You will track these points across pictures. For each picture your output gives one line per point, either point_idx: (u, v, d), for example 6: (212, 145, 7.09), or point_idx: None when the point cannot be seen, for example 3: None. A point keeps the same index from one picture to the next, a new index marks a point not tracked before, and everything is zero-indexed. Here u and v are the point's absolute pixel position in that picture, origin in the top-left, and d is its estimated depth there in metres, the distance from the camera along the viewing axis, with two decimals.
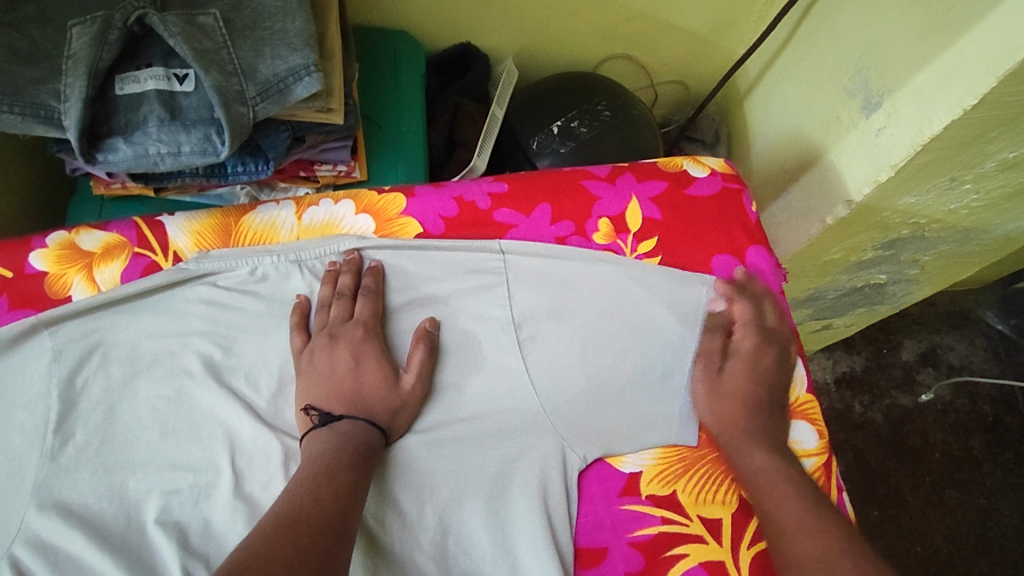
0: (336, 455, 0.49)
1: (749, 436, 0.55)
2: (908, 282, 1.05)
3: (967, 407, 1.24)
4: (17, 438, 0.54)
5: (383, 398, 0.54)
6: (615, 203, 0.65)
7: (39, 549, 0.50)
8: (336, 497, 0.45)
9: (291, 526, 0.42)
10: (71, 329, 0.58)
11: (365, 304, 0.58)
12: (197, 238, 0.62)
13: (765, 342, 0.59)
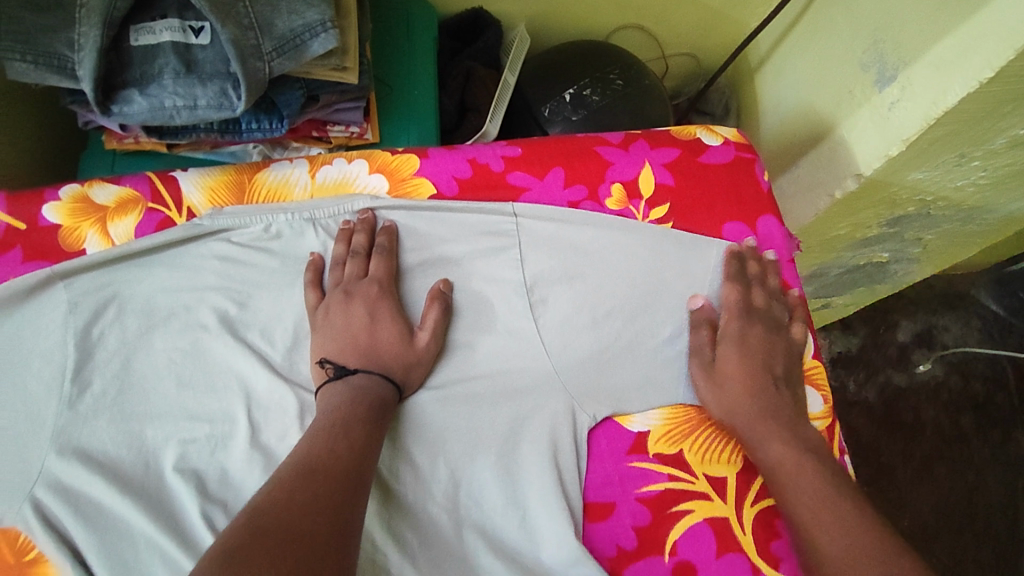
0: (352, 409, 0.50)
1: (768, 419, 0.55)
2: (908, 261, 1.06)
3: (960, 387, 1.26)
4: (35, 385, 0.55)
5: (397, 355, 0.55)
6: (628, 169, 0.64)
7: (59, 491, 0.51)
8: (352, 448, 0.46)
9: (308, 474, 0.43)
10: (86, 282, 0.58)
11: (380, 262, 0.58)
12: (211, 195, 0.61)
13: (750, 320, 0.59)
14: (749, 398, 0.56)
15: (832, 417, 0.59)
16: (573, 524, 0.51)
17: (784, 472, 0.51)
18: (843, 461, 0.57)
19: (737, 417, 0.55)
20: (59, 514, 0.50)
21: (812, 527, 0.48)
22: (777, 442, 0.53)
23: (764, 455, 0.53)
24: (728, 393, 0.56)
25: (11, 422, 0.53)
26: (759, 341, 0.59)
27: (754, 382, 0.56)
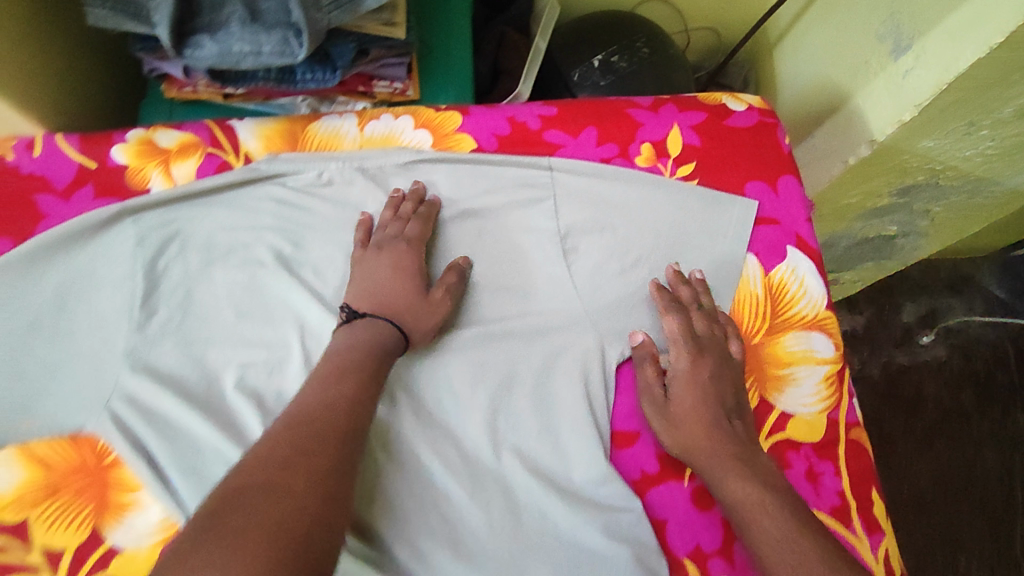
0: (350, 354, 0.50)
1: (727, 461, 0.53)
2: (917, 235, 1.10)
3: (962, 366, 1.30)
4: (108, 310, 0.59)
5: (408, 304, 0.56)
6: (658, 129, 0.68)
7: (133, 404, 0.56)
8: (341, 396, 0.47)
9: (294, 424, 0.44)
10: (152, 218, 0.62)
11: (416, 228, 0.61)
12: (266, 142, 0.65)
13: (700, 355, 0.58)
14: (708, 438, 0.54)
15: (840, 363, 0.62)
16: (602, 448, 0.56)
17: (746, 506, 0.50)
18: (852, 401, 0.62)
19: (696, 455, 0.54)
20: (134, 424, 0.56)
21: (758, 534, 0.49)
22: (734, 477, 0.52)
23: (722, 491, 0.52)
24: (684, 427, 0.55)
25: (90, 343, 0.58)
26: (710, 372, 0.58)
27: (706, 417, 0.55)
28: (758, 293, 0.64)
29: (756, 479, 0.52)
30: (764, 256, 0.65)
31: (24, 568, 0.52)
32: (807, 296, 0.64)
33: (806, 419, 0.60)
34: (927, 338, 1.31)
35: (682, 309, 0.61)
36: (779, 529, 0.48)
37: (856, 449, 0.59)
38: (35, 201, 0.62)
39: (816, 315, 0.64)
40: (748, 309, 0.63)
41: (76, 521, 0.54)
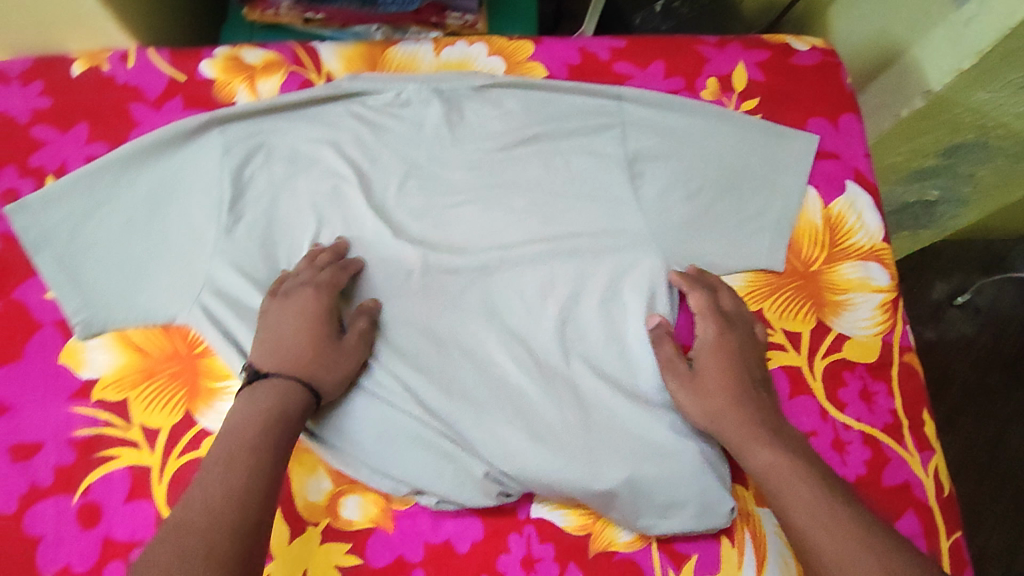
0: (236, 439, 0.47)
1: (753, 434, 0.53)
2: (958, 202, 1.05)
3: (991, 346, 1.30)
4: (198, 213, 0.62)
5: (314, 356, 0.53)
6: (723, 65, 0.70)
7: (224, 300, 0.59)
8: (232, 489, 0.44)
9: (184, 530, 0.41)
10: (238, 130, 0.65)
11: (326, 275, 0.57)
12: (347, 63, 0.68)
13: (726, 326, 0.59)
14: (738, 410, 0.54)
15: (896, 292, 0.65)
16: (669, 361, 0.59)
17: (777, 480, 0.50)
18: (907, 328, 0.64)
19: (722, 427, 0.54)
20: (224, 318, 0.59)
21: (793, 506, 0.48)
22: (761, 447, 0.52)
23: (752, 465, 0.52)
24: (710, 399, 0.55)
25: (181, 243, 0.62)
26: (737, 344, 0.58)
27: (732, 389, 0.55)
28: (818, 223, 0.66)
29: (785, 450, 0.52)
30: (825, 189, 0.67)
31: (125, 442, 0.57)
32: (865, 229, 0.66)
33: (862, 341, 0.62)
34: (963, 297, 1.32)
35: (709, 285, 0.61)
36: (812, 495, 0.48)
37: (911, 370, 0.62)
38: (129, 110, 0.65)
39: (873, 246, 0.66)
40: (807, 237, 0.65)
41: (169, 404, 0.58)
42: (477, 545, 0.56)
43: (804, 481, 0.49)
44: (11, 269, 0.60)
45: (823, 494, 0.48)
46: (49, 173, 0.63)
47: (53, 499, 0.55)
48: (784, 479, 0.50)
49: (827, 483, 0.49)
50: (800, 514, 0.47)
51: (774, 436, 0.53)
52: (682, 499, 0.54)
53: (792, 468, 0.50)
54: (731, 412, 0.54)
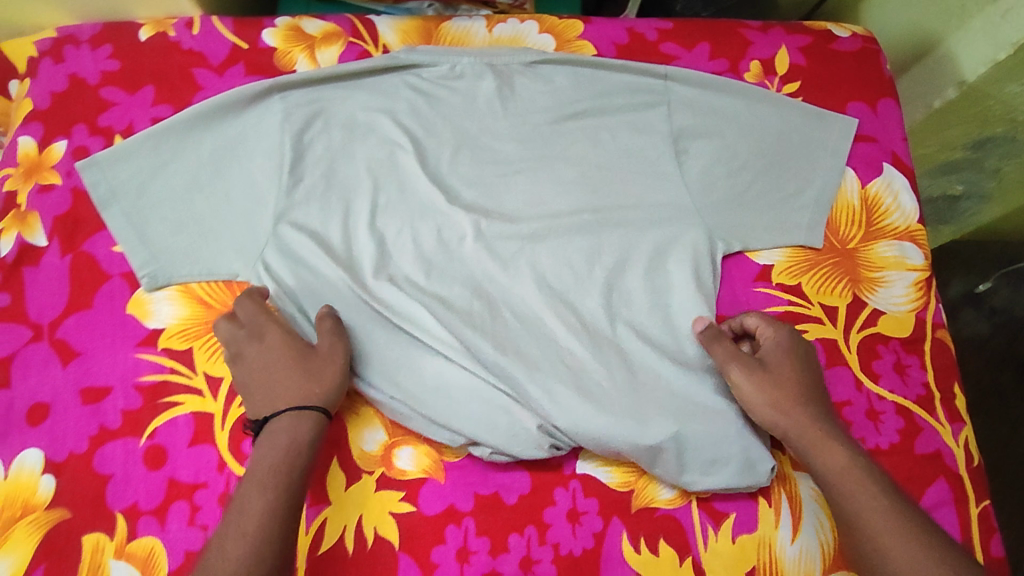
0: (254, 488, 0.50)
1: (822, 436, 0.53)
2: (981, 199, 1.02)
3: (1004, 347, 1.23)
4: (260, 174, 0.64)
5: (290, 388, 0.55)
6: (766, 48, 0.73)
7: (284, 257, 0.62)
8: (251, 539, 0.47)
9: None
10: (298, 96, 0.67)
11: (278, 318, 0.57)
12: (404, 36, 0.71)
13: (796, 337, 0.59)
14: (806, 410, 0.55)
15: (929, 271, 0.67)
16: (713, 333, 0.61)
17: (841, 482, 0.51)
18: (939, 306, 0.66)
19: (791, 426, 0.54)
20: (284, 274, 0.61)
21: (863, 516, 0.50)
22: (830, 450, 0.53)
23: (817, 466, 0.53)
24: (778, 398, 0.55)
25: (243, 202, 0.64)
26: (806, 356, 0.58)
27: (794, 386, 0.56)
28: (854, 202, 0.68)
29: (852, 453, 0.53)
30: (862, 171, 0.69)
31: (189, 390, 0.59)
32: (900, 210, 0.69)
33: (896, 316, 0.64)
34: (983, 286, 1.25)
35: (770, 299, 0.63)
36: (876, 504, 0.50)
37: (942, 345, 0.64)
38: (193, 74, 0.67)
39: (908, 226, 0.68)
40: (844, 216, 0.68)
41: None
42: (525, 498, 0.58)
43: (870, 492, 0.50)
44: (81, 223, 0.63)
45: (891, 501, 0.50)
46: (116, 133, 0.65)
47: (122, 440, 0.57)
48: (853, 487, 0.51)
49: (894, 491, 0.50)
50: (865, 520, 0.49)
51: (841, 439, 0.54)
52: (726, 456, 0.56)
53: (859, 476, 0.51)
54: (798, 413, 0.55)
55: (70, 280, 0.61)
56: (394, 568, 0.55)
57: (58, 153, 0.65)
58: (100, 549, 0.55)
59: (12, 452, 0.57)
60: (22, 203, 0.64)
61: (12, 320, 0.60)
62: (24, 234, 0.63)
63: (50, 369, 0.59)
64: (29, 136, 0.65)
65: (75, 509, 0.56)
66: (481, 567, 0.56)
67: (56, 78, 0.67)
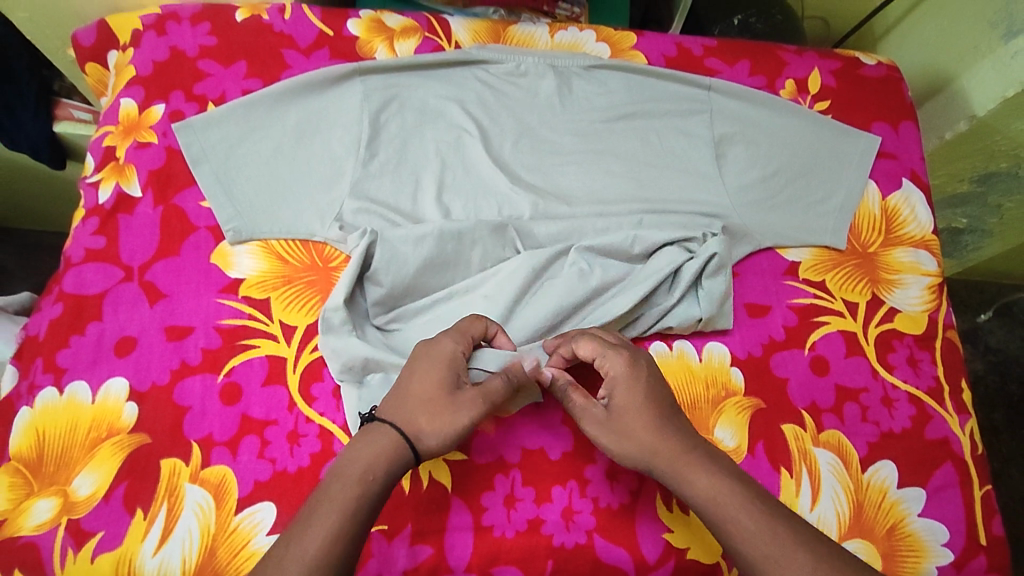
0: (380, 431, 0.51)
1: (691, 463, 0.52)
2: (982, 234, 1.10)
3: (997, 385, 1.24)
4: (338, 146, 0.70)
5: (424, 402, 0.52)
6: (800, 70, 0.81)
7: (365, 210, 0.67)
8: (331, 532, 0.45)
9: (325, 493, 0.47)
10: (377, 81, 0.73)
11: (470, 326, 0.58)
12: (474, 35, 0.80)
13: (635, 365, 0.56)
14: (676, 424, 0.54)
15: (940, 278, 0.74)
16: (728, 289, 0.67)
17: (707, 505, 0.50)
18: (948, 309, 0.73)
19: (652, 460, 0.53)
20: (369, 220, 0.67)
21: (743, 542, 0.48)
22: (699, 475, 0.51)
23: (692, 495, 0.51)
24: (629, 432, 0.54)
25: (322, 169, 0.69)
26: (628, 384, 0.55)
27: (652, 418, 0.54)
28: (875, 211, 0.75)
29: (716, 469, 0.51)
30: (883, 184, 0.77)
31: (266, 335, 0.64)
32: (916, 221, 0.76)
33: (911, 314, 0.71)
34: (984, 316, 1.30)
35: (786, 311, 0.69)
36: (753, 527, 0.48)
37: (951, 345, 0.70)
38: (282, 54, 0.75)
39: (922, 236, 0.75)
40: (865, 223, 0.75)
41: (305, 306, 0.66)
42: (568, 454, 0.62)
43: (740, 509, 0.49)
44: (173, 178, 0.69)
45: (762, 519, 0.48)
46: (210, 101, 0.72)
47: (201, 376, 0.62)
48: (716, 503, 0.50)
49: (756, 507, 0.49)
50: (741, 542, 0.48)
51: (712, 461, 0.52)
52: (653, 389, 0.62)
53: (721, 499, 0.50)
54: (668, 434, 0.53)
55: (161, 228, 0.67)
56: (446, 510, 0.59)
57: (156, 115, 0.71)
58: (176, 473, 0.58)
59: (99, 379, 0.61)
60: (121, 157, 0.70)
61: (107, 261, 0.66)
62: (122, 184, 0.69)
63: (138, 307, 0.64)
64: (131, 99, 0.72)
65: (154, 434, 0.59)
66: (526, 514, 0.59)
67: (158, 49, 0.74)
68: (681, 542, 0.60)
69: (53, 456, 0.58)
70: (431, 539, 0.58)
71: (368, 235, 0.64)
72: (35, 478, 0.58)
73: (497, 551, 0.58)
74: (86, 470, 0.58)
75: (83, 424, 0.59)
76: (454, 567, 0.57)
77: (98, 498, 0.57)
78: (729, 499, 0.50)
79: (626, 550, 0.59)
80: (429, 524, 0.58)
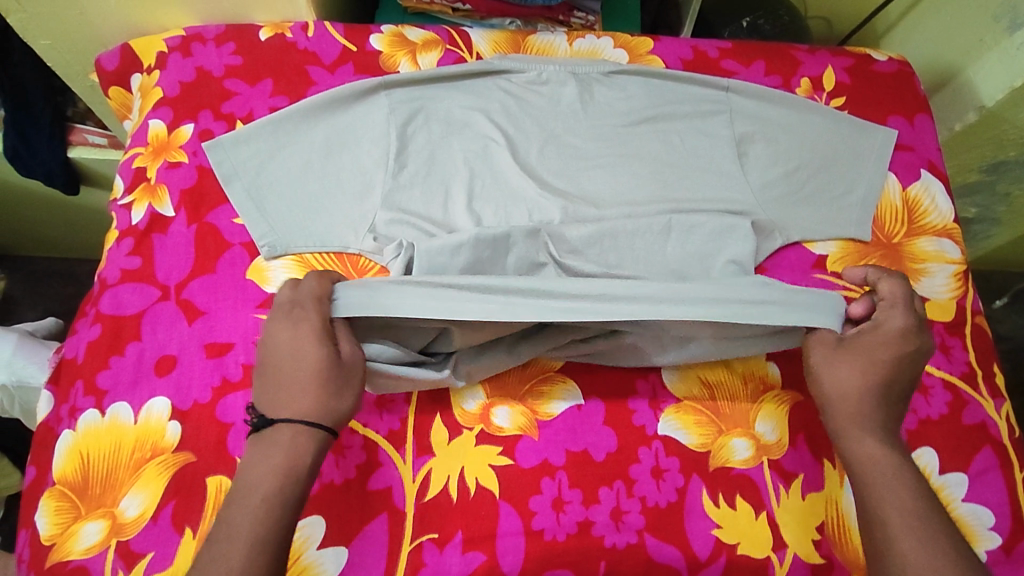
0: (283, 434, 0.50)
1: (875, 433, 0.55)
2: (991, 222, 1.12)
3: (1010, 373, 1.26)
4: (367, 160, 0.71)
5: (316, 390, 0.51)
6: (815, 68, 0.83)
7: (399, 221, 0.68)
8: (256, 542, 0.46)
9: (242, 503, 0.48)
10: (401, 93, 0.74)
11: (315, 284, 0.55)
12: (495, 46, 0.81)
13: (910, 333, 0.58)
14: (896, 404, 0.57)
15: (965, 266, 0.75)
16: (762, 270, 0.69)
17: (875, 472, 0.54)
18: (975, 295, 0.74)
19: (841, 406, 0.56)
20: (402, 229, 0.67)
21: (889, 513, 0.52)
22: (871, 444, 0.55)
23: (857, 457, 0.55)
24: (847, 370, 0.56)
25: (352, 182, 0.70)
26: (894, 345, 0.57)
27: (879, 375, 0.56)
28: (897, 202, 0.76)
29: (893, 448, 0.55)
30: (903, 176, 0.78)
31: None
32: (937, 209, 0.77)
33: (939, 302, 0.72)
34: (994, 304, 1.31)
35: None
36: (907, 505, 0.52)
37: (980, 330, 0.71)
38: (307, 70, 0.75)
39: (944, 225, 0.76)
40: (888, 214, 0.76)
41: None
42: (612, 455, 0.62)
43: (896, 482, 0.53)
44: (205, 197, 0.69)
45: (920, 503, 0.52)
46: (237, 119, 0.73)
47: (243, 392, 0.62)
48: (877, 474, 0.54)
49: (913, 489, 0.53)
50: (886, 510, 0.52)
51: (888, 436, 0.56)
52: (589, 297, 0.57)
53: (883, 471, 0.54)
54: (881, 403, 0.56)
55: (195, 247, 0.67)
56: (495, 515, 0.59)
57: (186, 135, 0.72)
58: (222, 491, 0.58)
59: (141, 399, 0.61)
60: (151, 177, 0.70)
61: (142, 281, 0.66)
62: (154, 204, 0.69)
63: (176, 326, 0.64)
64: (159, 120, 0.73)
65: (198, 452, 0.59)
66: (575, 516, 0.59)
67: (184, 70, 0.74)
68: (731, 537, 0.60)
69: (98, 477, 0.58)
70: (482, 545, 0.58)
71: (405, 249, 0.64)
72: (82, 501, 0.57)
73: (549, 555, 0.58)
74: (132, 490, 0.57)
75: (127, 444, 0.59)
76: (508, 572, 0.57)
77: (147, 518, 0.56)
78: (882, 470, 0.54)
79: (678, 548, 0.59)
80: (479, 530, 0.58)
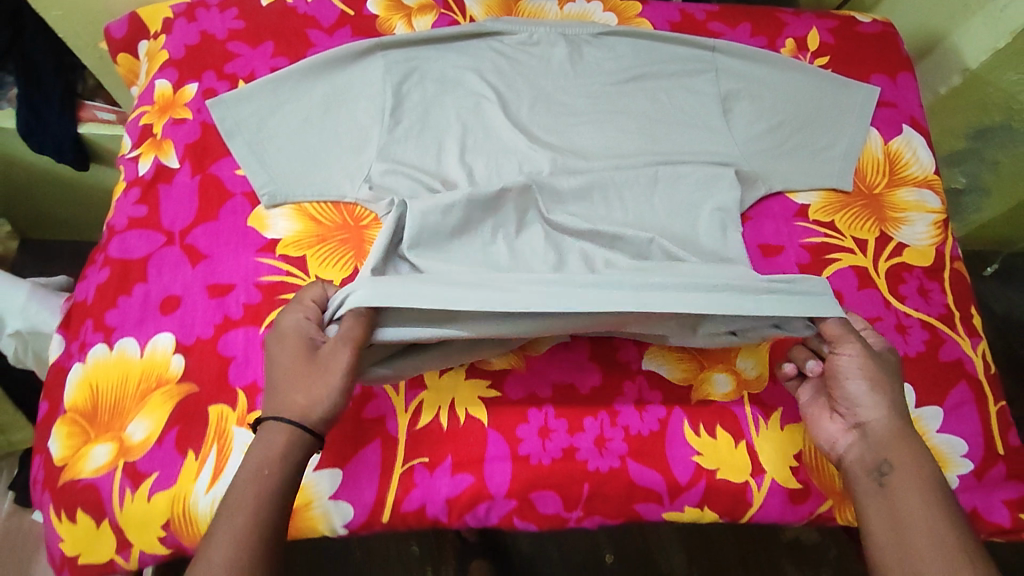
0: (268, 435, 0.50)
1: (905, 442, 0.55)
2: (980, 194, 1.12)
3: (1002, 348, 1.25)
4: (364, 115, 0.74)
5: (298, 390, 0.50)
6: (800, 29, 0.85)
7: (394, 171, 0.70)
8: (246, 539, 0.46)
9: (232, 501, 0.48)
10: (398, 54, 0.78)
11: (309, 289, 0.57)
12: (488, 9, 0.85)
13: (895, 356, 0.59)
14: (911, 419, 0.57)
15: (945, 215, 0.77)
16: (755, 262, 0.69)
17: (908, 481, 0.53)
18: (954, 242, 0.76)
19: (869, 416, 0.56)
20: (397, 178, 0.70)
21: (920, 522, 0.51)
22: (905, 451, 0.54)
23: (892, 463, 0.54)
24: (872, 380, 0.56)
25: (349, 136, 0.73)
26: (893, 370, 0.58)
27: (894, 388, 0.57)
28: (878, 155, 0.79)
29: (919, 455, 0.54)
30: (885, 131, 0.80)
31: None
32: (918, 162, 0.79)
33: (919, 248, 0.73)
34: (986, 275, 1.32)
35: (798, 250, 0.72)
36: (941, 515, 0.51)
37: (958, 273, 0.73)
38: (306, 33, 0.79)
39: (924, 176, 0.78)
40: (870, 166, 0.78)
41: (339, 262, 0.69)
42: (596, 388, 0.64)
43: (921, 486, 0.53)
44: (209, 150, 0.73)
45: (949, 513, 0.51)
46: (240, 78, 0.76)
47: (243, 329, 0.64)
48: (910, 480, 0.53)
49: (939, 495, 0.52)
50: (922, 521, 0.51)
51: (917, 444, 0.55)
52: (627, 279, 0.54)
53: (913, 477, 0.53)
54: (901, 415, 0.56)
55: (199, 196, 0.70)
56: (483, 441, 0.61)
57: (190, 94, 0.75)
58: (223, 418, 0.61)
59: (147, 335, 0.64)
60: (157, 133, 0.74)
61: (149, 228, 0.69)
62: (160, 157, 0.73)
63: (181, 268, 0.67)
64: (166, 80, 0.76)
65: (201, 383, 0.62)
66: (561, 443, 0.62)
67: (189, 34, 0.78)
68: (711, 463, 0.62)
69: (106, 406, 0.61)
70: (470, 468, 0.60)
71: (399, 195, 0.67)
72: (92, 427, 0.61)
73: (535, 478, 0.61)
74: (138, 417, 0.60)
75: (134, 377, 0.62)
76: (495, 493, 0.60)
77: (152, 442, 0.60)
78: (911, 475, 0.53)
79: (659, 474, 0.61)
80: (468, 454, 0.61)
